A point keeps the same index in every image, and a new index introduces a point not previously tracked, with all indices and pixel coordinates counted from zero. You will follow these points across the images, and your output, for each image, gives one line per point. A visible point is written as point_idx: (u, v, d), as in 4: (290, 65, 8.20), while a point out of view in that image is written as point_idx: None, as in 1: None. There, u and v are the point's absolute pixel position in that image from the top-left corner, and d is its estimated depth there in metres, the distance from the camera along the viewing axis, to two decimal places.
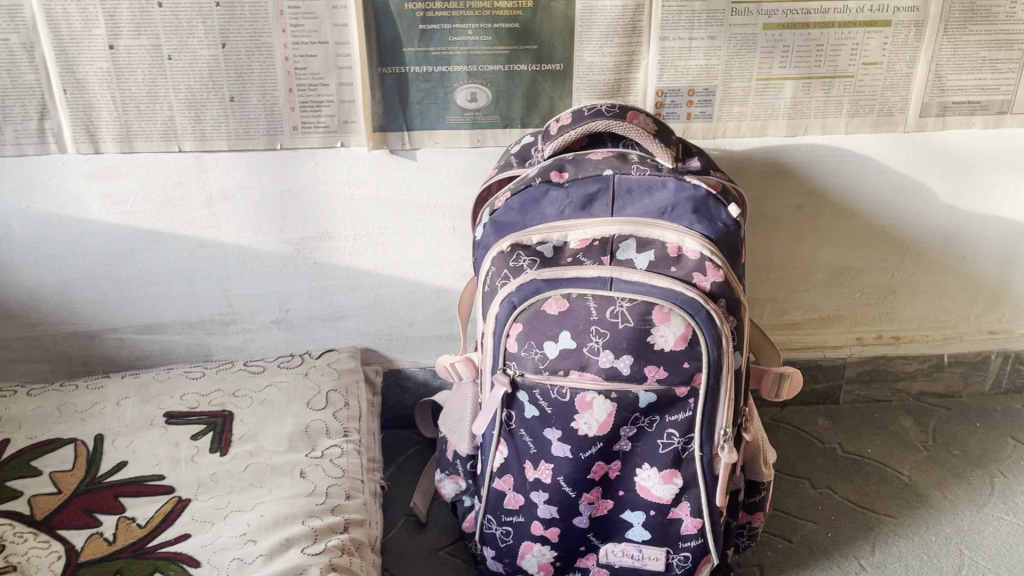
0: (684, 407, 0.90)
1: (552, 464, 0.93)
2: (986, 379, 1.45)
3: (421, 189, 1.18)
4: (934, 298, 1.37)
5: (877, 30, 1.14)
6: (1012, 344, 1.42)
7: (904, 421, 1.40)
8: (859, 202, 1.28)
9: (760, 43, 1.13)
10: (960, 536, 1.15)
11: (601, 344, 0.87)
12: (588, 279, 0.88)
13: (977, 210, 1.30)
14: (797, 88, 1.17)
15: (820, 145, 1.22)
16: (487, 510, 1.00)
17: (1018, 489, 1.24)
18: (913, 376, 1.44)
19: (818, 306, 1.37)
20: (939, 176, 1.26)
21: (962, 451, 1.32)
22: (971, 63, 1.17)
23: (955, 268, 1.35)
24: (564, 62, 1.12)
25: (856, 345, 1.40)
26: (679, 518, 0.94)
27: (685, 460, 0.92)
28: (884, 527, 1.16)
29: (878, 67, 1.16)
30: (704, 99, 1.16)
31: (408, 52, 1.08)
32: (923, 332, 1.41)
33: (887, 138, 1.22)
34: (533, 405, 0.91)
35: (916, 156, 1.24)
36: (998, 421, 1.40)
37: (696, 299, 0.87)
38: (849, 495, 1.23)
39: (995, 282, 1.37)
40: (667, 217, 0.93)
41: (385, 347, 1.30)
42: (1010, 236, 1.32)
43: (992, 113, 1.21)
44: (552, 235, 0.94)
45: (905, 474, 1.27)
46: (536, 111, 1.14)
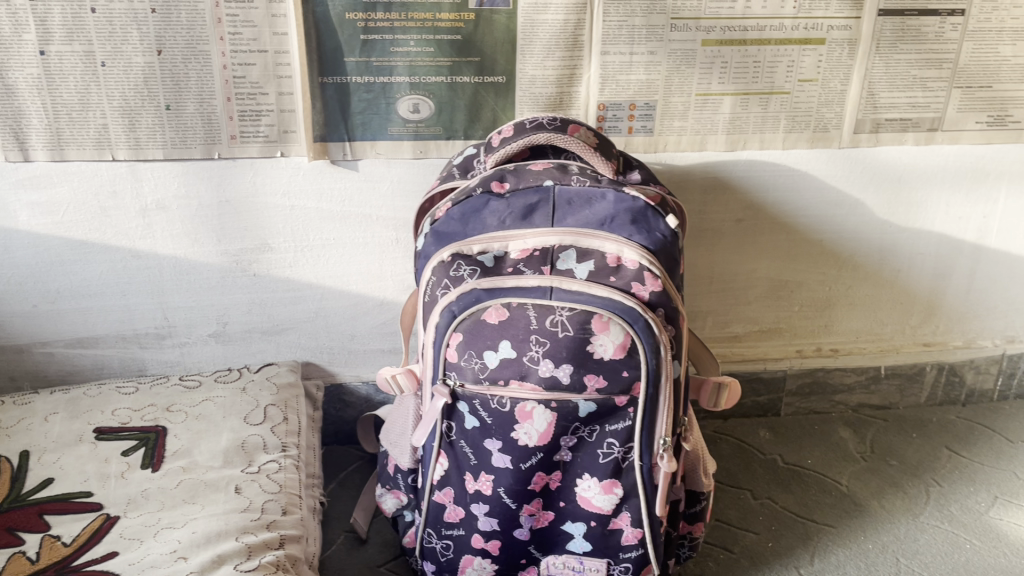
0: (624, 416, 0.90)
1: (492, 475, 0.91)
2: (921, 391, 1.48)
3: (362, 201, 1.17)
4: (870, 311, 1.40)
5: (812, 47, 1.17)
6: (946, 356, 1.45)
7: (842, 433, 1.42)
8: (796, 217, 1.30)
9: (699, 59, 1.16)
10: (897, 544, 1.16)
11: (541, 353, 0.87)
12: (528, 288, 0.89)
13: (909, 225, 1.33)
14: (734, 104, 1.19)
15: (758, 161, 1.24)
16: (427, 524, 0.98)
17: (953, 498, 1.26)
18: (852, 389, 1.46)
19: (758, 319, 1.38)
20: (873, 192, 1.29)
21: (899, 462, 1.35)
22: (903, 81, 1.21)
23: (890, 281, 1.38)
24: (506, 75, 1.12)
25: (796, 357, 1.42)
26: (619, 528, 0.94)
27: (625, 470, 0.92)
28: (824, 536, 1.17)
29: (813, 84, 1.19)
30: (645, 113, 1.18)
31: (350, 62, 1.08)
32: (861, 344, 1.43)
33: (822, 153, 1.25)
34: (474, 416, 0.90)
35: (850, 172, 1.27)
36: (933, 432, 1.43)
37: (634, 308, 0.87)
38: (790, 505, 1.24)
39: (929, 296, 1.40)
40: (607, 228, 0.93)
41: (327, 361, 1.27)
42: (942, 251, 1.36)
43: (923, 130, 1.25)
44: (493, 245, 0.94)
45: (843, 484, 1.29)
46: (479, 122, 1.14)
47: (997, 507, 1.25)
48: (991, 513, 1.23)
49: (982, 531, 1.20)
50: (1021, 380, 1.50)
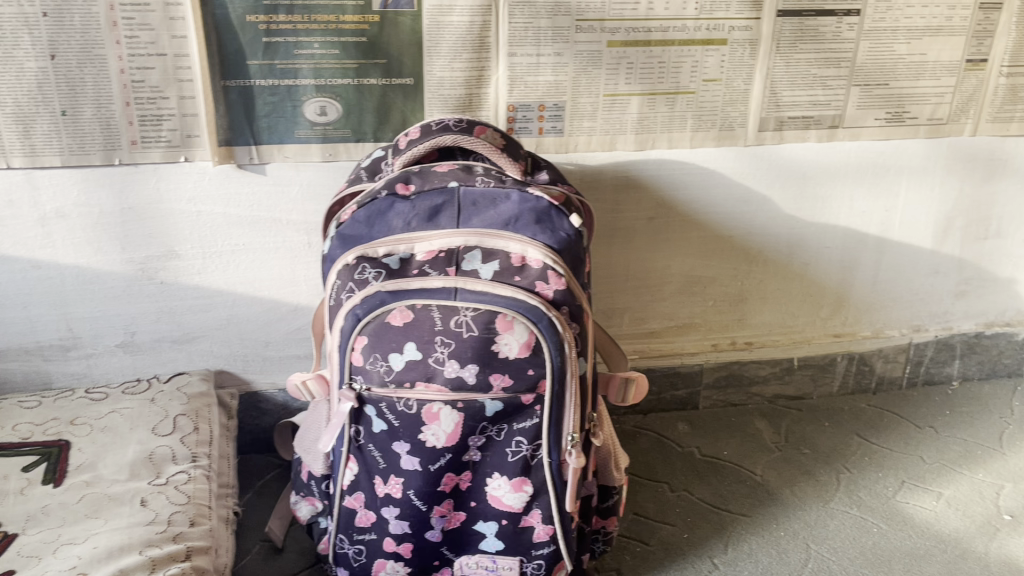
0: (531, 414, 0.91)
1: (402, 478, 0.91)
2: (834, 381, 1.52)
3: (271, 205, 1.16)
4: (782, 304, 1.44)
5: (715, 48, 1.20)
6: (856, 346, 1.50)
7: (758, 424, 1.45)
8: (707, 214, 1.33)
9: (605, 59, 1.17)
10: (808, 531, 1.20)
11: (446, 354, 0.87)
12: (432, 290, 0.88)
13: (816, 219, 1.37)
14: (642, 104, 1.21)
15: (667, 159, 1.27)
16: (339, 529, 0.98)
17: (862, 484, 1.30)
18: (767, 380, 1.49)
19: (673, 315, 1.41)
20: (780, 188, 1.33)
21: (811, 450, 1.38)
22: (804, 80, 1.25)
23: (800, 274, 1.42)
24: (414, 76, 1.12)
25: (711, 351, 1.45)
26: (530, 525, 0.95)
27: (534, 467, 0.92)
28: (737, 525, 1.20)
29: (716, 83, 1.22)
30: (554, 114, 1.19)
31: (253, 64, 1.07)
32: (774, 337, 1.47)
33: (729, 151, 1.28)
34: (381, 419, 0.90)
35: (757, 168, 1.31)
36: (845, 420, 1.47)
37: (538, 307, 0.88)
38: (706, 496, 1.27)
39: (837, 287, 1.45)
40: (512, 228, 0.94)
41: (241, 368, 1.25)
42: (848, 244, 1.40)
43: (824, 127, 1.29)
44: (399, 247, 0.93)
45: (757, 474, 1.32)
46: (388, 124, 1.14)
47: (903, 491, 1.29)
48: (898, 497, 1.28)
49: (889, 515, 1.24)
50: (927, 367, 1.55)
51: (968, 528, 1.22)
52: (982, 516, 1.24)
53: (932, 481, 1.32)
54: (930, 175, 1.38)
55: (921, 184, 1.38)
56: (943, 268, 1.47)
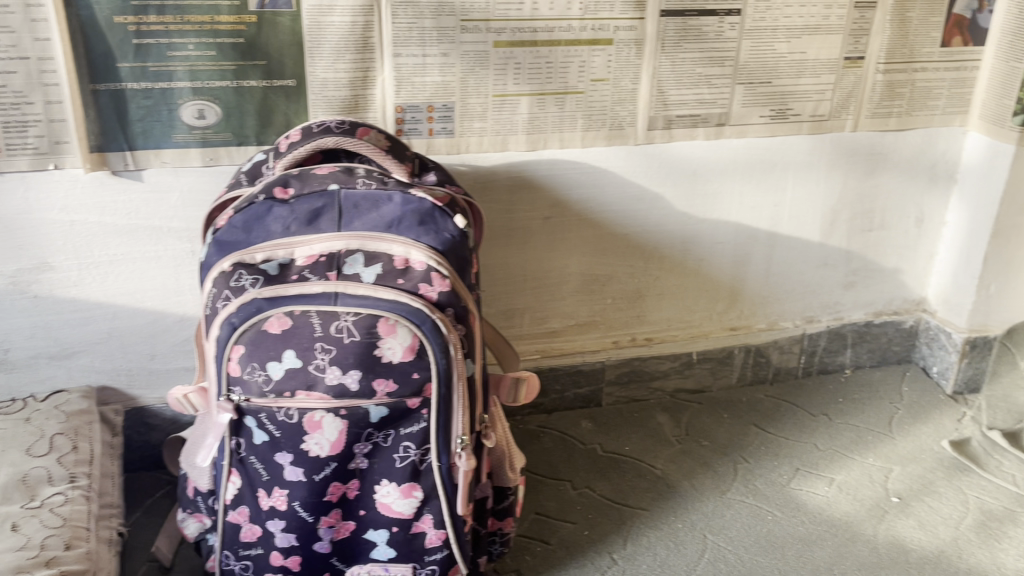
0: (418, 418, 0.89)
1: (286, 490, 0.89)
2: (732, 373, 1.55)
3: (151, 212, 1.12)
4: (678, 300, 1.47)
5: (601, 48, 1.21)
6: (752, 338, 1.53)
7: (660, 418, 1.47)
8: (602, 212, 1.34)
9: (492, 60, 1.17)
10: (705, 521, 1.22)
11: (327, 361, 0.85)
12: (312, 295, 0.86)
13: (707, 216, 1.40)
14: (532, 104, 1.22)
15: (559, 159, 1.27)
16: (224, 545, 0.95)
17: (758, 472, 1.34)
18: (667, 375, 1.51)
19: (573, 314, 1.42)
20: (671, 186, 1.35)
21: (710, 442, 1.41)
22: (689, 79, 1.27)
23: (695, 270, 1.44)
24: (296, 78, 1.09)
25: (612, 348, 1.47)
26: (422, 531, 0.93)
27: (423, 472, 0.91)
28: (636, 520, 1.22)
29: (604, 83, 1.24)
30: (443, 115, 1.18)
31: (123, 67, 1.03)
32: (672, 332, 1.49)
33: (621, 150, 1.30)
34: (261, 430, 0.88)
35: (648, 167, 1.33)
36: (743, 411, 1.50)
37: (422, 309, 0.87)
38: (606, 492, 1.28)
39: (731, 281, 1.48)
40: (394, 230, 0.92)
41: (126, 383, 1.20)
42: (739, 239, 1.44)
43: (711, 125, 1.32)
44: (277, 252, 0.90)
45: (657, 468, 1.34)
46: (271, 127, 1.11)
47: (797, 478, 1.33)
48: (792, 484, 1.31)
49: (783, 502, 1.27)
50: (821, 357, 1.59)
51: (858, 511, 1.26)
52: (871, 499, 1.29)
53: (825, 467, 1.36)
54: (815, 169, 1.42)
55: (807, 179, 1.42)
56: (832, 260, 1.51)
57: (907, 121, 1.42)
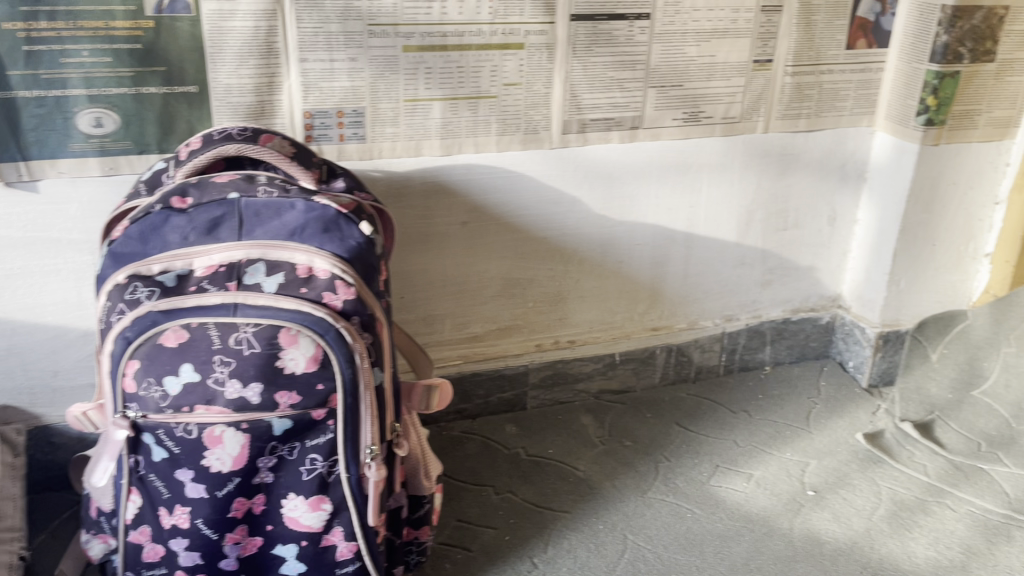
0: (324, 430, 0.88)
1: (188, 507, 0.87)
2: (655, 373, 1.57)
3: (48, 224, 1.08)
4: (599, 302, 1.47)
5: (512, 52, 1.21)
6: (672, 338, 1.55)
7: (584, 420, 1.48)
8: (520, 216, 1.34)
9: (402, 64, 1.16)
10: (625, 521, 1.23)
11: (227, 374, 0.83)
12: (209, 307, 0.84)
13: (624, 219, 1.41)
14: (444, 109, 1.21)
15: (474, 164, 1.27)
16: (127, 567, 0.92)
17: (679, 471, 1.35)
18: (591, 376, 1.52)
19: (495, 318, 1.41)
20: (588, 189, 1.36)
21: (632, 442, 1.42)
22: (601, 83, 1.28)
23: (615, 271, 1.46)
24: (198, 84, 1.07)
25: (535, 351, 1.47)
26: (333, 544, 0.92)
27: (331, 484, 0.90)
28: (558, 522, 1.22)
29: (517, 87, 1.24)
30: (354, 121, 1.17)
31: (13, 75, 0.99)
32: (595, 334, 1.50)
33: (537, 154, 1.30)
34: (160, 447, 0.86)
35: (565, 171, 1.33)
36: (666, 410, 1.52)
37: (325, 319, 0.85)
38: (529, 496, 1.27)
39: (651, 282, 1.49)
40: (297, 238, 0.89)
41: (28, 402, 1.16)
42: (658, 241, 1.46)
43: (626, 128, 1.33)
44: (175, 263, 0.87)
45: (580, 469, 1.34)
46: (174, 135, 1.08)
47: (717, 474, 1.35)
48: (711, 481, 1.33)
49: (702, 499, 1.29)
50: (741, 355, 1.62)
51: (775, 505, 1.28)
52: (788, 493, 1.31)
53: (743, 463, 1.38)
54: (729, 171, 1.45)
55: (721, 180, 1.45)
56: (748, 259, 1.54)
57: (817, 122, 1.46)
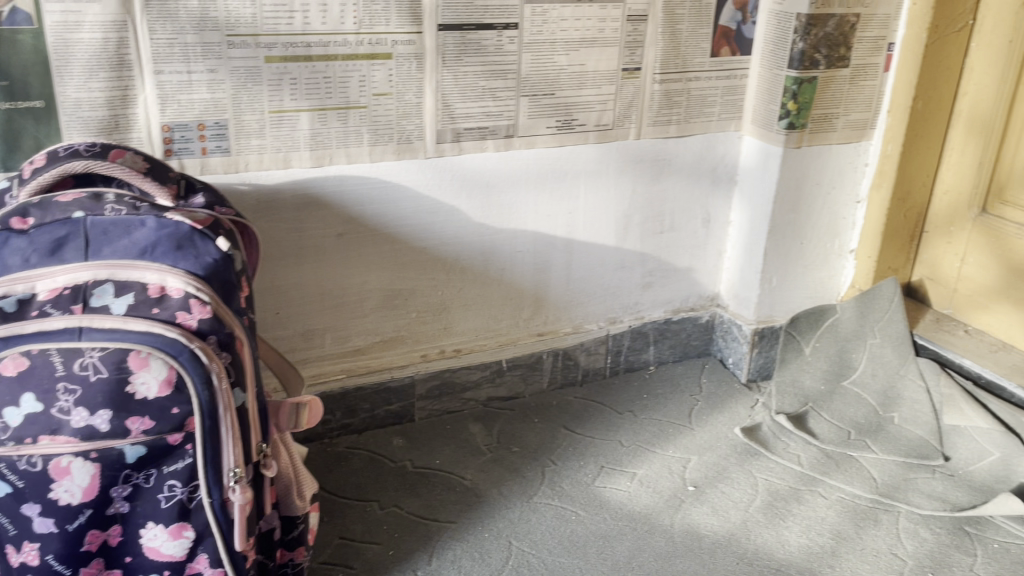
0: (182, 454, 0.85)
1: (37, 543, 0.83)
2: (543, 378, 1.58)
3: None
4: (484, 310, 1.47)
5: (380, 62, 1.20)
6: (558, 343, 1.57)
7: (473, 428, 1.47)
8: (397, 227, 1.33)
9: (265, 76, 1.14)
10: (510, 527, 1.23)
11: (72, 402, 0.80)
12: (52, 332, 0.80)
13: (504, 226, 1.42)
14: (312, 120, 1.19)
15: (347, 176, 1.25)
16: None
17: (565, 474, 1.36)
18: (479, 384, 1.51)
19: (377, 330, 1.39)
20: (466, 198, 1.36)
21: (520, 448, 1.42)
22: (473, 92, 1.29)
23: (498, 279, 1.46)
24: (44, 99, 1.02)
25: (421, 362, 1.44)
26: (198, 572, 0.88)
27: (193, 510, 0.86)
28: (443, 534, 1.21)
29: (387, 97, 1.23)
30: (216, 133, 1.14)
31: None
32: (481, 342, 1.50)
33: (412, 164, 1.29)
34: (3, 481, 0.82)
35: (441, 180, 1.33)
36: (553, 414, 1.53)
37: (178, 339, 0.82)
38: (414, 508, 1.26)
39: (534, 288, 1.50)
40: (148, 257, 0.85)
41: None
42: (538, 247, 1.47)
43: (500, 136, 1.34)
44: (15, 287, 0.83)
45: (467, 478, 1.34)
46: (20, 152, 1.03)
47: (601, 475, 1.37)
48: (596, 483, 1.35)
49: (587, 501, 1.30)
50: (626, 356, 1.65)
51: (657, 503, 1.31)
52: (669, 490, 1.34)
53: (627, 463, 1.40)
54: (605, 176, 1.47)
55: (598, 186, 1.47)
56: (628, 262, 1.57)
57: (686, 128, 1.50)
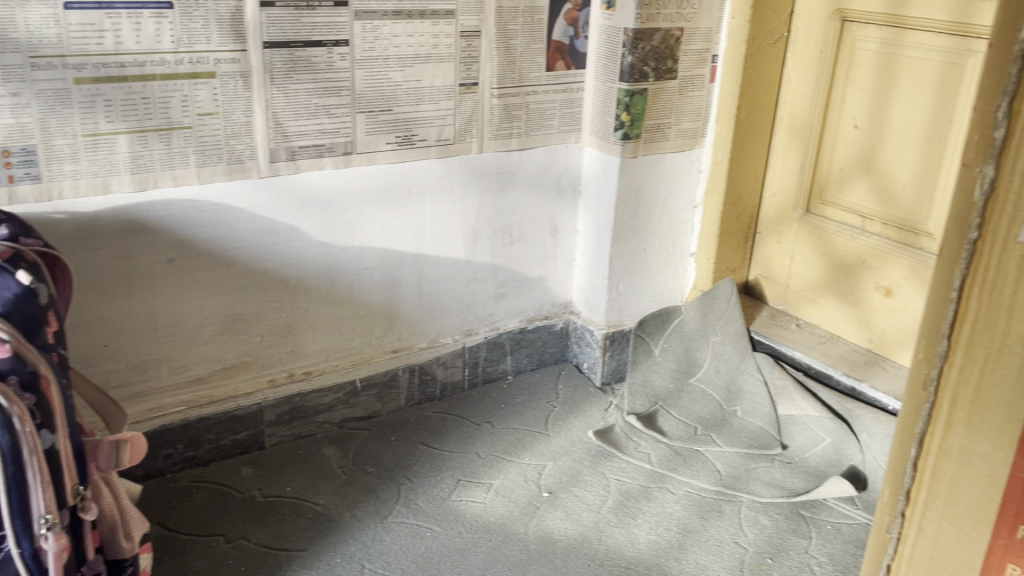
0: None
1: None
2: (399, 396, 1.57)
3: None
4: (333, 329, 1.45)
5: (203, 81, 1.17)
6: (413, 359, 1.56)
7: (327, 451, 1.44)
8: (233, 250, 1.29)
9: (76, 98, 1.08)
10: (363, 550, 1.22)
11: None
12: None
13: (348, 244, 1.40)
14: (132, 142, 1.14)
15: (175, 199, 1.21)
16: None
17: (420, 491, 1.36)
18: (332, 407, 1.48)
19: (219, 357, 1.34)
20: (306, 217, 1.34)
21: (375, 467, 1.41)
22: (306, 110, 1.27)
23: (345, 298, 1.44)
24: None
25: (268, 388, 1.40)
26: None
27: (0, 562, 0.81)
28: (292, 563, 1.18)
29: (214, 117, 1.19)
30: (23, 160, 1.08)
31: None
32: (332, 363, 1.47)
33: (245, 184, 1.26)
34: None
35: (278, 200, 1.30)
36: (411, 431, 1.52)
37: None
38: (263, 539, 1.23)
39: (384, 305, 1.49)
40: None
41: None
42: (386, 263, 1.46)
43: (338, 153, 1.33)
44: None
45: (319, 504, 1.31)
46: None
47: (457, 489, 1.37)
48: (452, 497, 1.35)
49: (442, 516, 1.30)
50: (484, 367, 1.66)
51: (512, 512, 1.32)
52: (524, 497, 1.36)
53: (483, 474, 1.41)
54: (450, 191, 1.48)
55: (443, 201, 1.48)
56: (480, 274, 1.58)
57: (528, 140, 1.53)
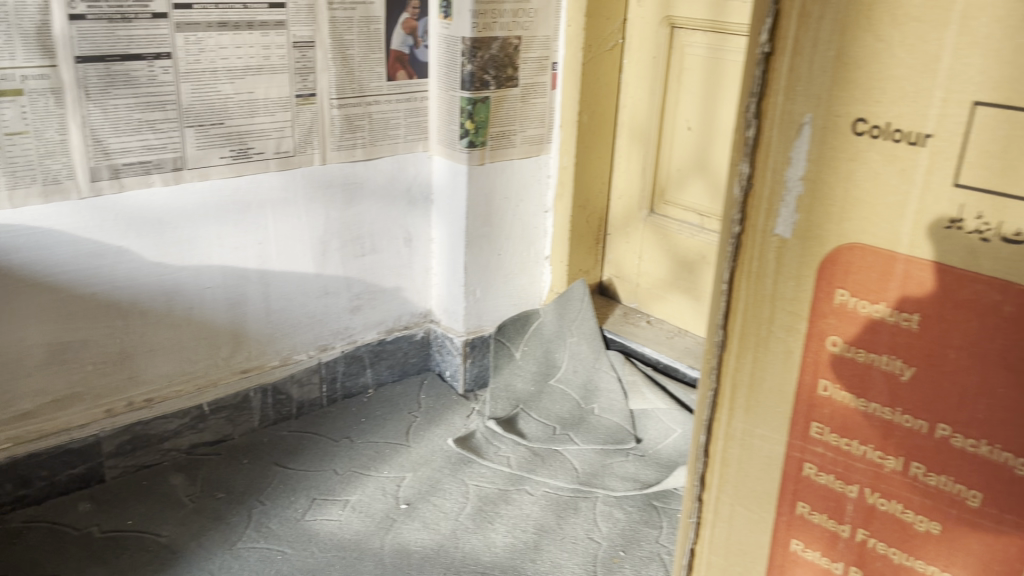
0: None
1: None
2: (253, 417, 1.52)
3: None
4: (174, 353, 1.39)
5: (9, 99, 1.11)
6: (265, 378, 1.52)
7: (173, 480, 1.39)
8: (56, 275, 1.23)
9: None
10: None
11: None
12: None
13: (185, 263, 1.36)
14: None
15: None
16: None
17: (273, 513, 1.32)
18: (179, 433, 1.43)
19: (47, 389, 1.27)
20: (135, 238, 1.29)
21: (225, 493, 1.37)
22: (128, 126, 1.22)
23: (185, 319, 1.39)
24: None
25: (105, 418, 1.33)
26: None
27: None
28: None
29: (24, 136, 1.14)
30: None
31: None
32: (176, 388, 1.41)
33: (64, 206, 1.20)
34: None
35: (103, 221, 1.25)
36: (265, 453, 1.48)
37: None
38: None
39: (230, 325, 1.45)
40: None
41: None
42: (229, 282, 1.42)
43: (167, 170, 1.28)
44: None
45: (163, 535, 1.26)
46: None
47: (312, 509, 1.34)
48: (306, 517, 1.32)
49: (294, 538, 1.27)
50: (342, 381, 1.64)
51: (368, 527, 1.30)
52: (381, 511, 1.34)
53: (340, 491, 1.39)
54: (293, 204, 1.45)
55: (286, 215, 1.45)
56: (331, 287, 1.56)
57: (373, 150, 1.52)
